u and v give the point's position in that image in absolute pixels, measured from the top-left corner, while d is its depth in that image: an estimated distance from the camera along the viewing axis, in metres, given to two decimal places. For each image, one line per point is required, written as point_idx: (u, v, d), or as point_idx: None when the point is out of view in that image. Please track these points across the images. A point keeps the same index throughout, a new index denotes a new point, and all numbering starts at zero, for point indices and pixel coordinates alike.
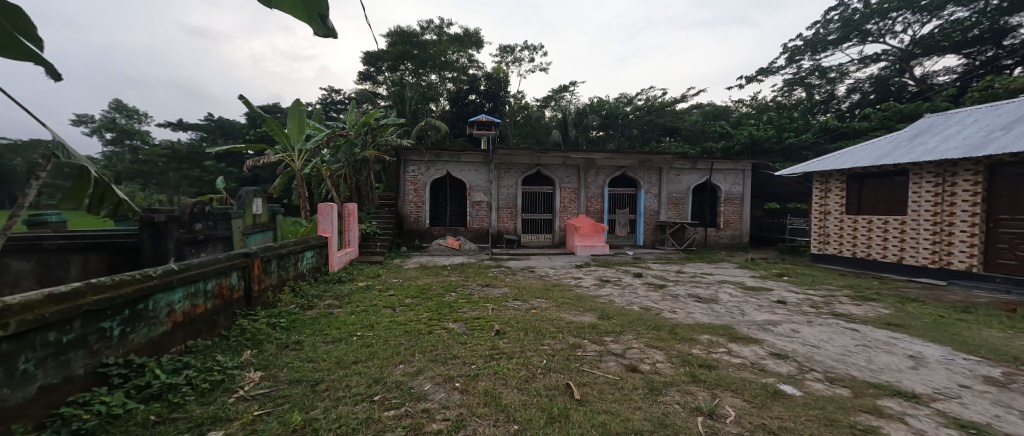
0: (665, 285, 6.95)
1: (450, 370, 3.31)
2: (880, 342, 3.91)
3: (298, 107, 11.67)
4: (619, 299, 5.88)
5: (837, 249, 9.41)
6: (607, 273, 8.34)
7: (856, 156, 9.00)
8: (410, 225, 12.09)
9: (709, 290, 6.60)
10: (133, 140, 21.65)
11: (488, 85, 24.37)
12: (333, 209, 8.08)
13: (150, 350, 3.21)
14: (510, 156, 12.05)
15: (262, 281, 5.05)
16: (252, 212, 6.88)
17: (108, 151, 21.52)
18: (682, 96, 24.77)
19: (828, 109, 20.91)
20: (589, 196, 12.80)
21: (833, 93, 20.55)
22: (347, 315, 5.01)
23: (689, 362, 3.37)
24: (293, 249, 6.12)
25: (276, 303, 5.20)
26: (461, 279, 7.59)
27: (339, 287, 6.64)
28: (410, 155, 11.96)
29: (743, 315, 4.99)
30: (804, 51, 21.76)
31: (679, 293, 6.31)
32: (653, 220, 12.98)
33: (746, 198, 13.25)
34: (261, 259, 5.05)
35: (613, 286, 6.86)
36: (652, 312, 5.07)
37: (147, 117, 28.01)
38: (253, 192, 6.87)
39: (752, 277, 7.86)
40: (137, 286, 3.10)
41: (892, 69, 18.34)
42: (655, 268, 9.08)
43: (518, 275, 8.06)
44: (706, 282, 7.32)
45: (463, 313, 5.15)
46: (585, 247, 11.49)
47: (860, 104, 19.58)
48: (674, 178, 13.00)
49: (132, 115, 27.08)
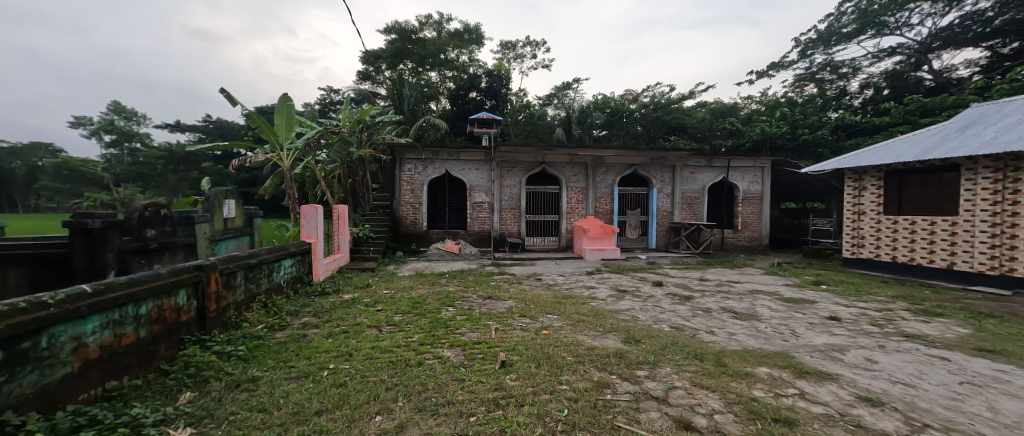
0: (692, 297, 6.12)
1: (441, 426, 2.50)
2: (990, 380, 3.08)
3: (287, 102, 10.92)
4: (643, 315, 5.06)
5: (875, 254, 8.58)
6: (622, 281, 7.52)
7: (896, 150, 8.15)
8: (406, 228, 11.30)
9: (742, 302, 5.79)
10: (136, 144, 21.93)
11: (489, 82, 23.55)
12: (320, 212, 7.30)
13: (39, 404, 2.41)
14: (514, 153, 11.26)
15: (221, 299, 4.24)
16: (223, 216, 6.08)
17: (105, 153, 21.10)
18: (690, 92, 23.91)
19: (841, 105, 19.81)
20: (598, 196, 11.98)
21: (845, 90, 19.60)
22: (325, 339, 4.20)
23: (757, 413, 2.55)
24: (267, 258, 5.32)
25: (242, 323, 4.40)
26: (460, 289, 6.77)
27: (323, 301, 5.85)
28: (406, 153, 11.18)
29: (798, 338, 4.16)
30: (816, 45, 20.89)
31: (712, 307, 5.48)
32: (667, 221, 12.14)
33: (766, 197, 12.39)
34: (220, 272, 4.24)
35: (633, 298, 6.04)
36: (688, 334, 4.24)
37: (145, 119, 27.47)
38: (224, 192, 6.07)
39: (786, 286, 7.03)
40: (19, 319, 2.31)
41: (908, 63, 17.42)
42: (673, 275, 8.25)
43: (523, 284, 7.24)
44: (737, 292, 6.48)
45: (461, 334, 4.34)
46: (594, 251, 10.66)
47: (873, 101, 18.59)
48: (689, 176, 12.17)
49: (131, 117, 26.52)
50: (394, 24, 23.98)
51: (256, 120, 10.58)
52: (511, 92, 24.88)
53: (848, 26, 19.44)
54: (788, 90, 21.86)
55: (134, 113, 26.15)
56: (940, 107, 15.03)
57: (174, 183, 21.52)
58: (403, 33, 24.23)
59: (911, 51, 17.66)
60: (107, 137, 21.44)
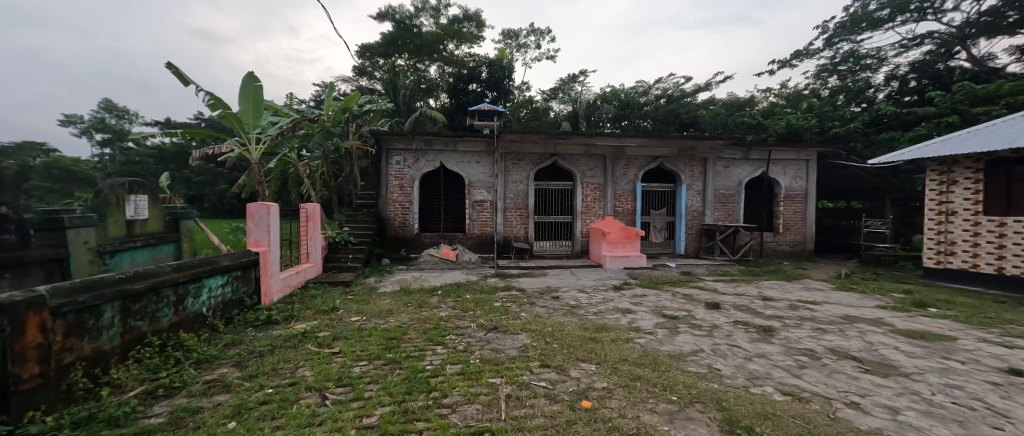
0: (773, 328, 4.46)
1: None
2: None
3: (251, 83, 9.26)
4: (724, 365, 3.38)
5: (971, 264, 6.94)
6: (664, 300, 5.86)
7: (1008, 131, 6.48)
8: (394, 231, 9.64)
9: (850, 338, 4.12)
10: (126, 143, 20.86)
11: (489, 73, 21.91)
12: (275, 211, 5.57)
13: None
14: (521, 142, 9.63)
15: (56, 354, 2.59)
16: (128, 216, 5.14)
17: (92, 152, 19.90)
18: (707, 83, 22.18)
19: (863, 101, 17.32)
20: (617, 194, 10.31)
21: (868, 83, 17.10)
22: (223, 424, 2.51)
23: None
24: (171, 280, 3.64)
25: (99, 391, 2.76)
26: (454, 315, 5.09)
27: (265, 335, 4.19)
28: (394, 143, 9.52)
29: (1013, 422, 2.49)
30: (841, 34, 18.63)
31: (816, 349, 3.82)
32: (697, 223, 10.46)
33: (811, 195, 10.74)
34: (55, 312, 2.59)
35: (693, 330, 4.38)
36: (823, 413, 2.59)
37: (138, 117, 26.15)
38: (127, 185, 5.17)
39: (880, 309, 5.36)
40: None
41: (936, 52, 14.62)
42: (722, 290, 6.60)
43: (536, 306, 5.57)
44: (827, 319, 4.83)
45: (448, 412, 2.66)
46: (615, 258, 9.05)
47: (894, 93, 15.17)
48: (722, 171, 10.52)
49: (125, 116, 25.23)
50: (388, 10, 22.26)
51: (216, 103, 8.87)
52: (513, 84, 23.28)
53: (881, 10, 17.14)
54: (812, 81, 20.02)
55: (127, 110, 24.68)
56: (998, 95, 11.93)
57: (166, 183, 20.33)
58: (397, 19, 22.47)
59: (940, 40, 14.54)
60: (96, 136, 20.18)
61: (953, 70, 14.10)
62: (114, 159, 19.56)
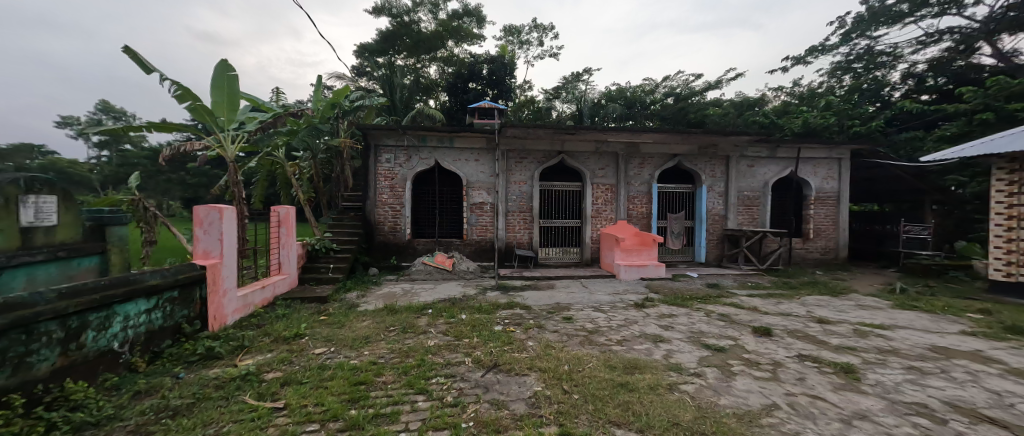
0: (853, 366, 3.48)
1: None
2: None
3: (225, 72, 8.32)
4: (816, 433, 2.41)
5: None
6: (699, 323, 4.88)
7: None
8: (384, 236, 8.67)
9: (962, 384, 3.13)
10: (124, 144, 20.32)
11: (491, 70, 21.03)
12: (229, 215, 4.61)
13: None
14: (526, 137, 8.68)
15: None
16: (26, 221, 4.37)
17: (91, 154, 19.41)
18: (717, 80, 21.18)
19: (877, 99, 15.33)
20: (631, 195, 9.33)
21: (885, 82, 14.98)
22: None
23: None
24: (51, 312, 2.67)
25: None
26: (445, 344, 4.11)
27: (193, 379, 3.20)
28: (384, 139, 8.56)
29: None
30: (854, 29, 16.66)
31: (928, 402, 2.83)
32: (719, 228, 9.48)
33: (844, 197, 9.75)
34: None
35: (753, 370, 3.39)
36: None
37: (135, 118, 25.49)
38: (21, 184, 4.41)
39: (971, 337, 4.33)
40: None
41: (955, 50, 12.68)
42: (764, 309, 5.61)
43: (545, 331, 4.59)
44: (914, 353, 3.83)
45: None
46: (630, 268, 8.08)
47: (910, 92, 13.25)
48: (747, 170, 9.54)
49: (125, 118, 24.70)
50: (385, 5, 21.31)
51: (184, 94, 7.92)
52: (515, 82, 22.39)
53: (899, 3, 15.25)
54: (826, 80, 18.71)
55: (123, 111, 23.94)
56: None
57: (163, 186, 19.76)
58: (394, 14, 21.28)
59: (959, 36, 12.68)
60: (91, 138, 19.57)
61: (976, 66, 12.17)
62: (109, 161, 18.97)
